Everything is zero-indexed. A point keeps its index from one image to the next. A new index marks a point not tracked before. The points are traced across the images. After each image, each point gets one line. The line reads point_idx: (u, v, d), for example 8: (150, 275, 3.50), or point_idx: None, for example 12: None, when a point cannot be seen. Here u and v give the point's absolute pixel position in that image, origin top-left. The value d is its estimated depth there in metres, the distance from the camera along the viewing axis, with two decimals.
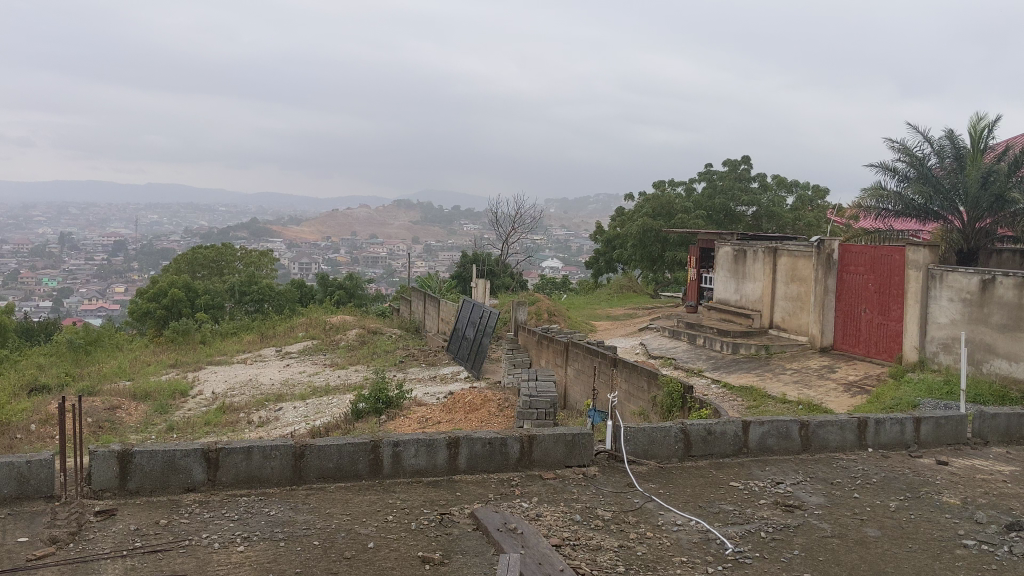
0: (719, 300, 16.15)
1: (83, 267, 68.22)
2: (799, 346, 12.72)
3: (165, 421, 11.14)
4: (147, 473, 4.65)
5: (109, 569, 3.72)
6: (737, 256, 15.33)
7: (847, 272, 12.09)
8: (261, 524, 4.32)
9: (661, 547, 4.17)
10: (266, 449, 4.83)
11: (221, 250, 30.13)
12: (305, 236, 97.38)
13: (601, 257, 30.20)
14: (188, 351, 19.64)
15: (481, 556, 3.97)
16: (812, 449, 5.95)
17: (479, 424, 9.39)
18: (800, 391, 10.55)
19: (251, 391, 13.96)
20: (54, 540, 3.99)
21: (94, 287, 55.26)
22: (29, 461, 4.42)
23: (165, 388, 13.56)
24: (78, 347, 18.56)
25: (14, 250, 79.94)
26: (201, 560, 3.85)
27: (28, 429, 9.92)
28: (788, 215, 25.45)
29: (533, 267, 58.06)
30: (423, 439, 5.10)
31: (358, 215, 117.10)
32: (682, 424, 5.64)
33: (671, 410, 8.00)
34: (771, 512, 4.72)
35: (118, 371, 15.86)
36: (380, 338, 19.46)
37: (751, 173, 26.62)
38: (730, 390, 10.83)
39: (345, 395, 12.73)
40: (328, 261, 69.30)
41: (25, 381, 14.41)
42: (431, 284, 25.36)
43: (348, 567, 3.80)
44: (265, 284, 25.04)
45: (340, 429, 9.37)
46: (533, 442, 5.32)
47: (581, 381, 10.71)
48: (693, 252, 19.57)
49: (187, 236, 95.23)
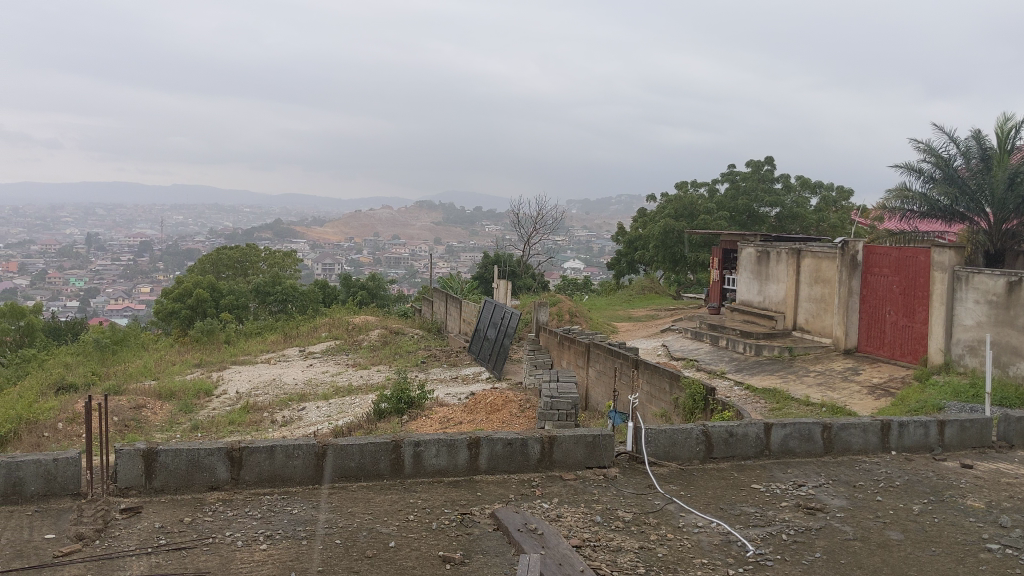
0: (741, 301, 16.09)
1: (110, 267, 68.92)
2: (823, 348, 12.64)
3: (189, 421, 11.22)
4: (172, 472, 4.71)
5: (134, 566, 3.76)
6: (760, 257, 15.25)
7: (872, 274, 12.00)
8: (283, 522, 4.36)
9: (682, 548, 4.17)
10: (289, 448, 4.87)
11: (245, 251, 30.39)
12: (328, 237, 98.19)
13: (622, 258, 30.12)
14: (212, 352, 19.76)
15: (501, 557, 3.98)
16: (835, 451, 5.91)
17: (500, 425, 9.40)
18: (824, 393, 10.50)
19: (275, 390, 14.05)
20: (80, 537, 4.05)
21: (122, 287, 55.98)
22: (56, 460, 4.50)
23: (189, 388, 13.67)
24: (104, 347, 18.73)
25: (42, 250, 80.92)
26: (224, 558, 3.89)
27: (56, 428, 10.05)
28: (812, 216, 25.36)
29: (555, 269, 58.27)
30: (444, 439, 5.12)
31: (381, 215, 117.98)
32: (704, 426, 5.62)
33: (693, 412, 7.97)
34: (792, 514, 4.71)
35: (143, 371, 15.99)
36: (403, 339, 19.56)
37: (775, 174, 26.47)
38: (753, 391, 10.82)
39: (367, 395, 12.79)
40: (351, 262, 69.94)
41: (53, 380, 14.58)
42: (453, 284, 25.44)
43: (369, 567, 3.82)
44: (289, 284, 25.14)
45: (362, 429, 9.43)
46: (554, 442, 5.31)
47: (602, 382, 10.70)
48: (717, 252, 19.50)
49: (211, 237, 96.14)
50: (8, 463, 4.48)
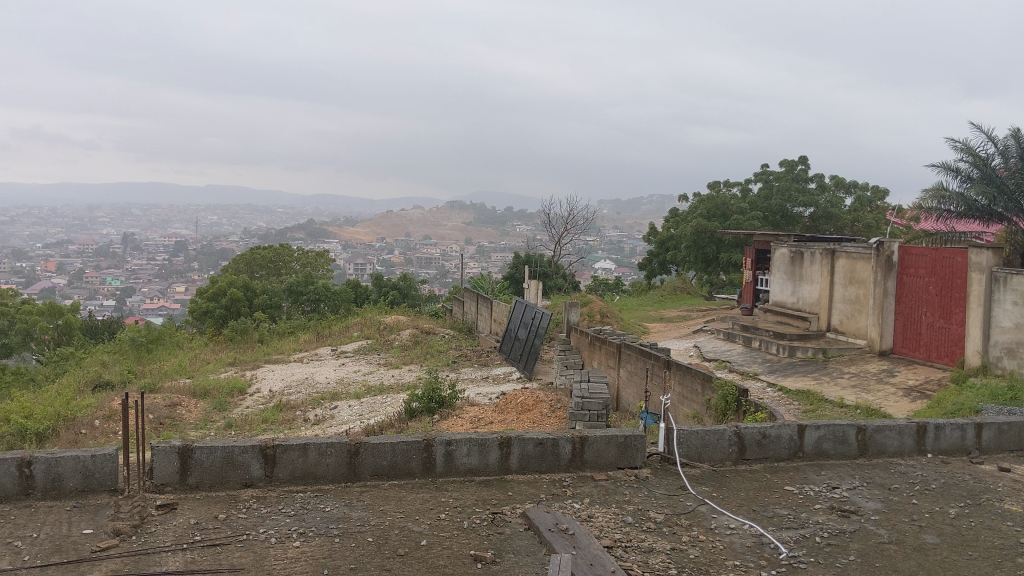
0: (774, 301, 15.95)
1: (146, 267, 69.65)
2: (858, 350, 12.50)
3: (222, 419, 11.34)
4: (207, 469, 4.77)
5: (170, 562, 3.81)
6: (794, 258, 15.11)
7: (908, 274, 11.86)
8: (317, 520, 4.39)
9: (713, 550, 4.15)
10: (322, 446, 4.90)
11: (279, 251, 30.65)
12: (359, 237, 98.65)
13: (654, 258, 29.96)
14: (246, 351, 19.92)
15: (532, 556, 3.98)
16: (869, 454, 5.85)
17: (531, 425, 9.40)
18: (858, 395, 10.40)
19: (307, 389, 14.14)
20: (118, 532, 4.11)
21: (158, 287, 56.79)
22: (94, 456, 4.57)
23: (224, 386, 13.81)
24: (140, 346, 18.95)
25: (80, 250, 81.97)
26: (258, 554, 3.92)
27: (93, 425, 10.20)
28: (847, 217, 25.08)
29: (586, 270, 58.08)
30: (475, 439, 5.14)
31: (412, 215, 118.42)
32: (737, 427, 5.58)
33: (725, 414, 7.92)
34: (826, 516, 4.67)
35: (178, 369, 16.17)
36: (434, 339, 19.59)
37: (809, 173, 26.22)
38: (786, 393, 10.73)
39: (399, 395, 12.85)
40: (383, 262, 70.22)
41: (90, 378, 14.80)
42: (484, 284, 25.47)
43: (401, 565, 3.84)
44: (322, 284, 25.29)
45: (394, 428, 9.46)
46: (585, 442, 5.30)
47: (634, 383, 10.66)
48: (750, 253, 19.34)
49: (245, 237, 96.98)
50: (47, 458, 4.55)
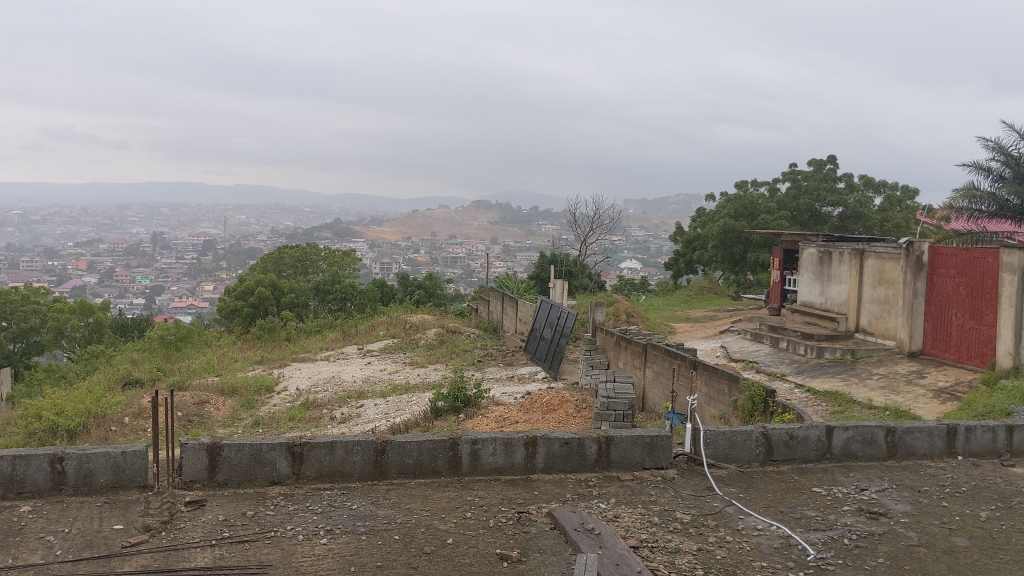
0: (802, 302, 15.83)
1: (175, 266, 70.23)
2: (887, 351, 12.38)
3: (250, 416, 11.44)
4: (235, 466, 4.81)
5: (199, 558, 3.85)
6: (822, 258, 14.99)
7: (938, 275, 11.74)
8: (343, 517, 4.42)
9: (741, 551, 4.13)
10: (349, 444, 4.93)
11: (306, 250, 30.83)
12: (386, 236, 98.98)
13: (680, 258, 29.82)
14: (273, 349, 20.05)
15: (558, 556, 3.98)
16: (899, 456, 5.80)
17: (557, 424, 9.39)
18: (888, 396, 10.31)
19: (334, 388, 14.22)
20: (147, 529, 4.16)
21: (186, 286, 57.29)
22: (124, 452, 4.63)
23: (251, 384, 13.91)
24: (169, 344, 19.13)
25: (110, 249, 82.86)
26: (286, 551, 3.95)
27: (123, 422, 10.31)
28: (876, 216, 24.86)
29: (611, 270, 57.91)
30: (501, 438, 5.14)
31: (438, 215, 118.70)
32: (764, 428, 5.55)
33: (752, 415, 7.87)
34: (855, 518, 4.63)
35: (206, 367, 16.30)
36: (459, 338, 19.62)
37: (837, 173, 26.00)
38: (814, 394, 10.65)
39: (424, 394, 12.89)
40: (409, 262, 70.39)
41: (120, 376, 14.96)
42: (509, 284, 25.49)
43: (427, 562, 3.85)
44: (348, 283, 25.31)
45: (419, 427, 9.49)
46: (611, 442, 5.29)
47: (660, 384, 10.63)
48: (777, 253, 19.22)
49: (272, 236, 97.59)
50: (78, 454, 4.61)
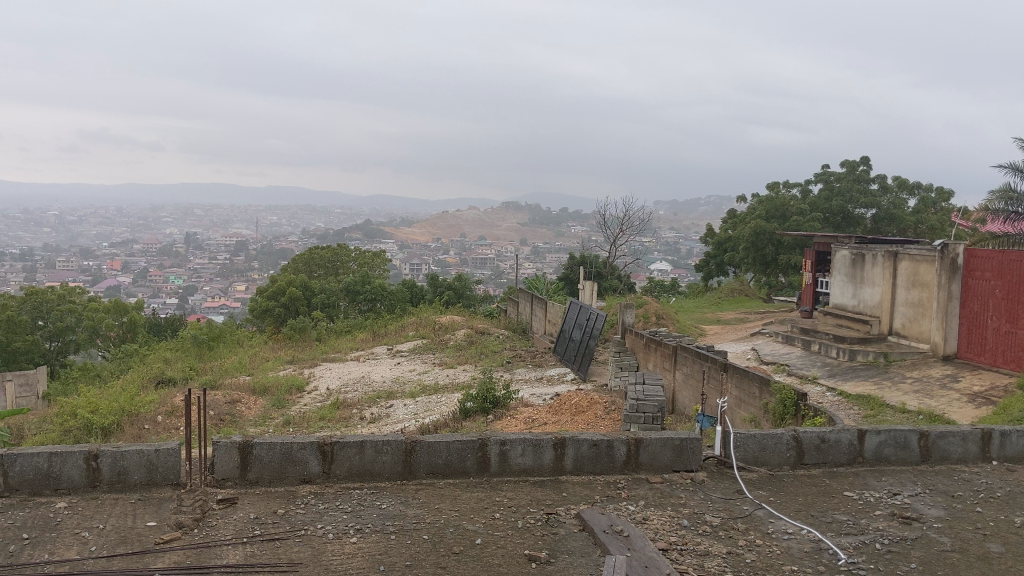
0: (834, 304, 15.69)
1: (208, 267, 70.92)
2: (921, 354, 12.24)
3: (281, 416, 11.52)
4: (266, 465, 4.85)
5: (231, 555, 3.90)
6: (855, 260, 14.85)
7: (972, 278, 11.59)
8: (373, 516, 4.44)
9: (771, 555, 4.10)
10: (378, 444, 4.96)
11: (337, 251, 31.03)
12: (416, 237, 99.33)
13: (711, 259, 29.65)
14: (304, 349, 20.21)
15: (587, 557, 3.98)
16: (932, 460, 5.72)
17: (586, 425, 9.38)
18: (921, 400, 10.20)
19: (363, 388, 14.31)
20: (180, 526, 4.21)
21: (218, 286, 57.82)
22: (158, 450, 4.68)
23: (283, 383, 14.04)
24: (201, 343, 19.34)
25: (144, 249, 83.91)
26: (316, 550, 3.98)
27: (156, 421, 10.44)
28: (910, 218, 24.57)
29: (642, 271, 57.66)
30: (529, 439, 5.14)
31: (468, 216, 118.98)
32: (795, 431, 5.51)
33: (783, 417, 7.82)
34: (887, 523, 4.58)
35: (238, 366, 16.46)
36: (488, 339, 19.64)
37: (871, 174, 25.73)
38: (846, 397, 10.56)
39: (453, 395, 12.94)
40: (439, 262, 70.58)
41: (154, 374, 15.14)
42: (538, 285, 25.50)
43: (456, 563, 3.87)
44: (378, 284, 25.34)
45: (449, 427, 9.53)
46: (640, 444, 5.27)
47: (690, 386, 10.58)
48: (810, 255, 19.06)
49: (303, 236, 98.25)
50: (113, 452, 4.67)
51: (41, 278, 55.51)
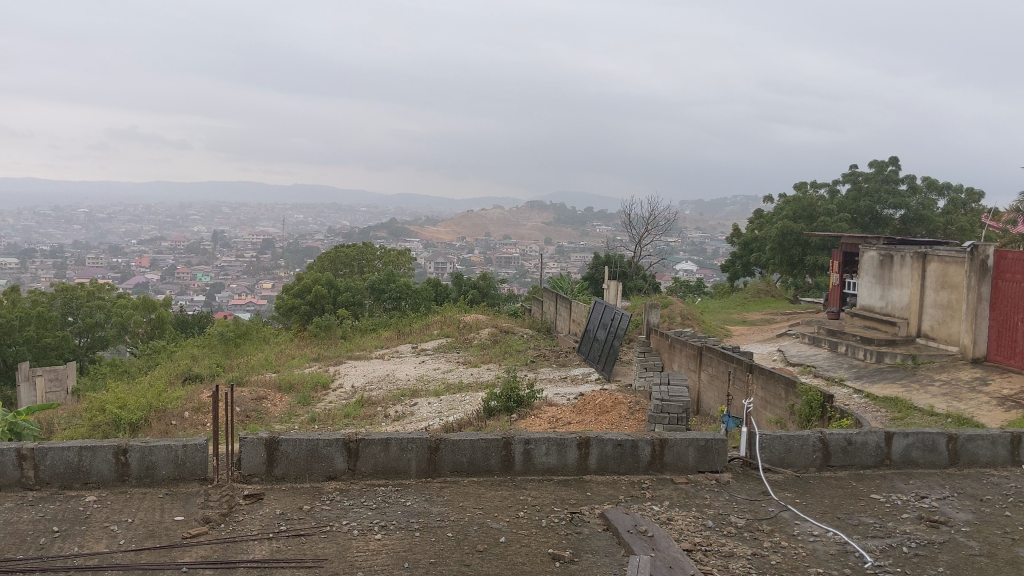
0: (862, 306, 15.55)
1: (234, 264, 71.45)
2: (950, 357, 12.11)
3: (306, 412, 11.59)
4: (293, 461, 4.88)
5: (257, 550, 3.93)
6: (883, 261, 14.71)
7: (1003, 280, 11.45)
8: (397, 513, 4.47)
9: (796, 557, 4.08)
10: (402, 441, 4.98)
11: (362, 249, 31.17)
12: (441, 236, 99.51)
13: (737, 259, 29.46)
14: (329, 347, 20.31)
15: (611, 557, 3.98)
16: (960, 464, 5.67)
17: (611, 425, 9.36)
18: (950, 403, 10.10)
19: (388, 385, 14.37)
20: (207, 520, 4.25)
21: (245, 283, 58.24)
22: (185, 446, 4.73)
23: (308, 381, 14.12)
24: (228, 340, 19.49)
25: (172, 247, 84.64)
26: (341, 546, 4.01)
27: (183, 416, 10.53)
28: (939, 219, 24.29)
29: (667, 271, 57.37)
30: (554, 438, 5.14)
31: (493, 216, 119.09)
32: (821, 433, 5.47)
33: (810, 419, 7.76)
34: (914, 526, 4.54)
35: (264, 363, 16.58)
36: (512, 338, 19.65)
37: (900, 174, 25.48)
38: (873, 399, 10.48)
39: (477, 393, 12.96)
40: (464, 261, 70.70)
41: (181, 371, 15.29)
42: (563, 285, 25.47)
43: (480, 560, 3.88)
44: (402, 282, 25.41)
45: (473, 425, 9.55)
46: (665, 445, 5.26)
47: (715, 387, 10.53)
48: (837, 256, 18.91)
49: (329, 235, 98.69)
50: (142, 447, 4.72)
51: (71, 275, 56.17)
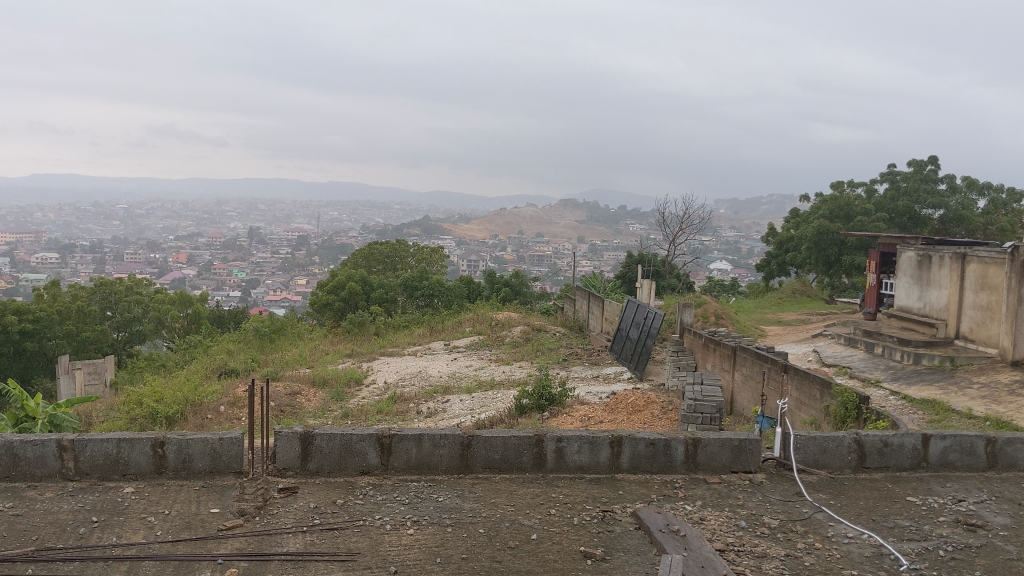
0: (899, 307, 15.35)
1: (269, 261, 72.14)
2: (989, 359, 11.92)
3: (340, 408, 11.67)
4: (327, 455, 4.93)
5: (291, 543, 3.96)
6: (921, 262, 14.51)
7: None
8: (429, 509, 4.49)
9: (830, 558, 4.05)
10: (435, 437, 5.01)
11: (396, 247, 31.35)
12: (474, 234, 99.71)
13: (772, 259, 29.21)
14: (362, 343, 20.43)
15: (643, 556, 3.97)
16: (999, 467, 5.57)
17: (643, 424, 9.32)
18: (988, 406, 9.94)
19: (421, 382, 14.42)
20: (242, 513, 4.30)
21: (280, 280, 58.81)
22: (221, 439, 4.79)
23: (341, 377, 14.21)
24: (263, 335, 19.67)
25: (208, 243, 85.61)
26: (374, 540, 4.04)
27: (218, 410, 10.64)
28: (979, 219, 23.93)
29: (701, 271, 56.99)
30: (586, 436, 5.14)
31: (526, 215, 119.10)
32: (857, 434, 5.42)
33: (845, 421, 7.68)
34: (950, 530, 4.48)
35: (298, 359, 16.71)
36: (544, 336, 19.63)
37: (939, 174, 25.15)
38: (910, 401, 10.35)
39: (509, 391, 12.97)
40: (496, 259, 70.77)
41: (217, 365, 15.47)
42: (595, 283, 25.42)
43: (511, 557, 3.89)
44: (436, 280, 25.49)
45: (505, 423, 9.55)
46: (698, 444, 5.24)
47: (749, 387, 10.45)
48: (874, 256, 18.69)
49: (362, 232, 99.22)
50: (178, 440, 4.79)
51: (110, 270, 57.07)
